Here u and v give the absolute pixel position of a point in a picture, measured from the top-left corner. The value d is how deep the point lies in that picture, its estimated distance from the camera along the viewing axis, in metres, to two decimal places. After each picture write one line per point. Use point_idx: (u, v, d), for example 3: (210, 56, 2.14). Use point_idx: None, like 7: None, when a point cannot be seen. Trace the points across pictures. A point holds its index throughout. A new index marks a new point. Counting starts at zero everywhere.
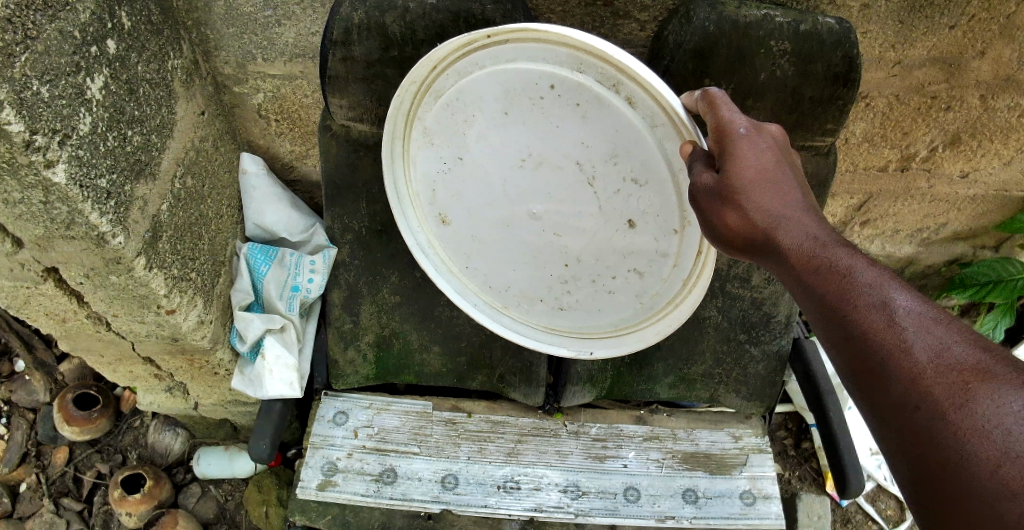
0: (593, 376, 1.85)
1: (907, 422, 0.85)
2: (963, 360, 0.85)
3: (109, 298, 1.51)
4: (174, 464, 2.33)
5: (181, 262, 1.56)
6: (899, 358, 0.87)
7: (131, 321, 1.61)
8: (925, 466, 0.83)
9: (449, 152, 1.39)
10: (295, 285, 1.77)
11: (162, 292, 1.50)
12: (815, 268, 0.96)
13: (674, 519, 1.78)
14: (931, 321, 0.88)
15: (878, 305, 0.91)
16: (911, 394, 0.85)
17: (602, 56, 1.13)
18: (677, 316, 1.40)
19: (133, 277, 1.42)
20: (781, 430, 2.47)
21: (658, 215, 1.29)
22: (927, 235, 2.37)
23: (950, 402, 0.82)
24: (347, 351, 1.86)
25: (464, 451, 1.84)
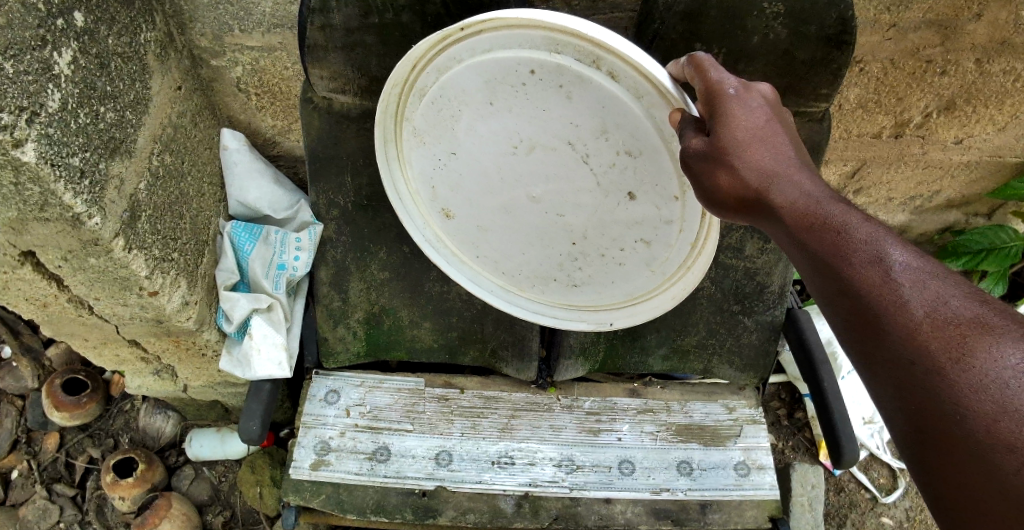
0: (586, 350, 1.84)
1: (906, 383, 0.83)
2: (961, 316, 0.82)
3: (88, 281, 1.47)
4: (167, 447, 2.31)
5: (162, 243, 1.52)
6: (895, 316, 0.85)
7: (114, 304, 1.57)
8: (923, 424, 0.81)
9: (441, 147, 1.35)
10: (281, 263, 1.74)
11: (143, 273, 1.47)
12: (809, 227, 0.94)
13: (668, 491, 1.78)
14: (928, 276, 0.87)
15: (874, 262, 0.89)
16: (908, 353, 0.83)
17: (577, 34, 1.08)
18: (692, 278, 1.40)
19: (112, 258, 1.39)
20: (775, 401, 2.47)
21: (656, 184, 1.25)
22: (920, 203, 2.35)
23: (949, 358, 0.80)
24: (337, 329, 1.83)
25: (457, 427, 1.83)
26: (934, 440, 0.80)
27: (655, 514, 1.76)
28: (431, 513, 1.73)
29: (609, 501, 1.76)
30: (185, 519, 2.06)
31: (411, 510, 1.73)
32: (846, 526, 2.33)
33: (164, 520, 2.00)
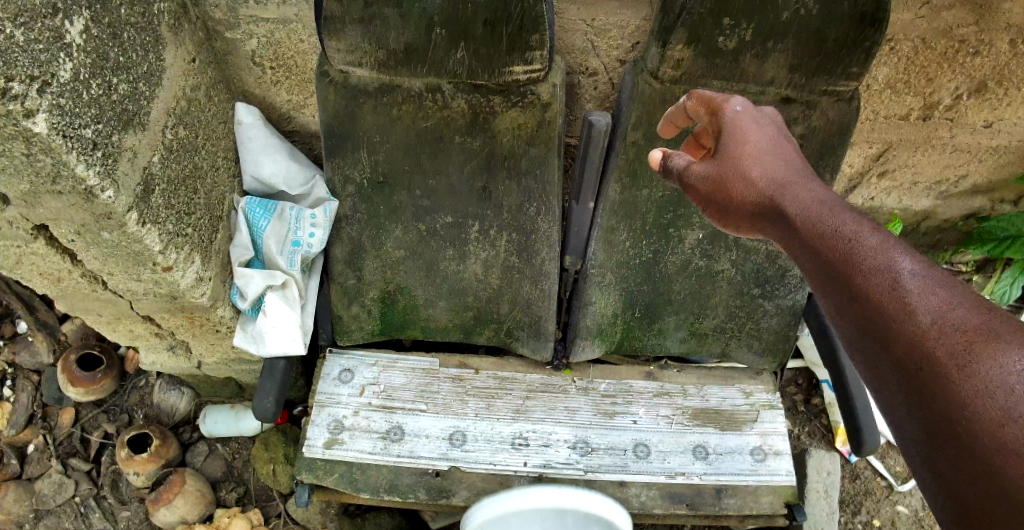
0: (602, 330, 1.83)
1: (913, 383, 0.87)
2: (968, 322, 0.84)
3: (103, 256, 1.47)
4: (180, 423, 2.30)
5: (176, 218, 1.51)
6: (902, 322, 0.89)
7: (128, 279, 1.56)
8: (931, 427, 0.84)
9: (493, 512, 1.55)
10: (296, 241, 1.71)
11: (157, 248, 1.45)
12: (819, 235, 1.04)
13: (684, 475, 1.76)
14: (938, 284, 0.90)
15: (883, 269, 0.94)
16: (912, 356, 0.87)
17: None
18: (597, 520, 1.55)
19: (125, 233, 1.37)
20: (791, 386, 2.42)
21: None
22: (946, 188, 2.27)
23: (953, 362, 0.82)
24: (352, 308, 1.83)
25: (471, 408, 1.81)
26: (941, 441, 0.82)
27: (670, 498, 1.73)
28: (444, 493, 1.71)
29: (623, 484, 1.74)
30: (198, 495, 2.07)
31: (424, 489, 1.71)
32: (861, 513, 2.27)
33: (178, 496, 2.01)
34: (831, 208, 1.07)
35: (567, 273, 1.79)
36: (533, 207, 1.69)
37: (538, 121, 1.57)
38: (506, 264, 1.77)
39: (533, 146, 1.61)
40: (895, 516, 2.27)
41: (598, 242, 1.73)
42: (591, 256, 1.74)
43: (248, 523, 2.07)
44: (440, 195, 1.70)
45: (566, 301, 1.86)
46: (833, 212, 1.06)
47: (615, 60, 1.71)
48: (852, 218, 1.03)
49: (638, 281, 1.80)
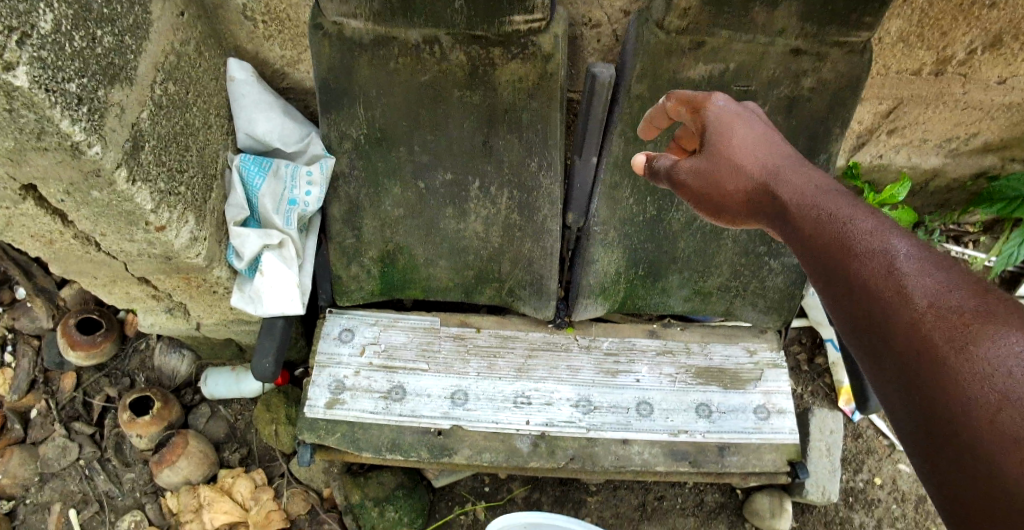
0: (605, 289, 1.80)
1: (909, 368, 0.84)
2: (964, 304, 0.83)
3: (94, 216, 1.43)
4: (182, 386, 2.30)
5: (167, 176, 1.47)
6: (898, 307, 0.87)
7: (121, 240, 1.53)
8: (926, 414, 0.80)
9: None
10: (292, 199, 1.67)
11: (149, 207, 1.42)
12: (814, 223, 1.05)
13: (687, 433, 1.75)
14: (933, 267, 0.89)
15: (878, 253, 0.94)
16: (909, 342, 0.84)
17: None
18: None
19: (115, 191, 1.33)
20: (795, 345, 2.41)
21: None
22: (956, 146, 2.22)
23: (949, 343, 0.80)
24: (351, 268, 1.80)
25: (473, 367, 1.80)
26: (938, 430, 0.79)
27: (672, 455, 1.73)
28: (446, 451, 1.70)
29: (626, 442, 1.73)
30: (201, 456, 2.07)
31: (427, 449, 1.71)
32: (863, 471, 2.28)
33: (181, 458, 2.02)
34: (826, 198, 1.08)
35: (570, 231, 1.80)
36: (535, 163, 1.65)
37: (539, 74, 1.52)
38: (507, 222, 1.74)
39: (534, 100, 1.57)
40: (896, 473, 2.29)
41: (601, 198, 1.69)
42: (593, 214, 1.71)
43: (251, 482, 2.08)
44: (439, 152, 1.66)
45: (569, 257, 1.86)
46: (828, 200, 1.07)
47: (619, 12, 1.66)
48: (848, 207, 1.04)
49: (642, 239, 1.76)
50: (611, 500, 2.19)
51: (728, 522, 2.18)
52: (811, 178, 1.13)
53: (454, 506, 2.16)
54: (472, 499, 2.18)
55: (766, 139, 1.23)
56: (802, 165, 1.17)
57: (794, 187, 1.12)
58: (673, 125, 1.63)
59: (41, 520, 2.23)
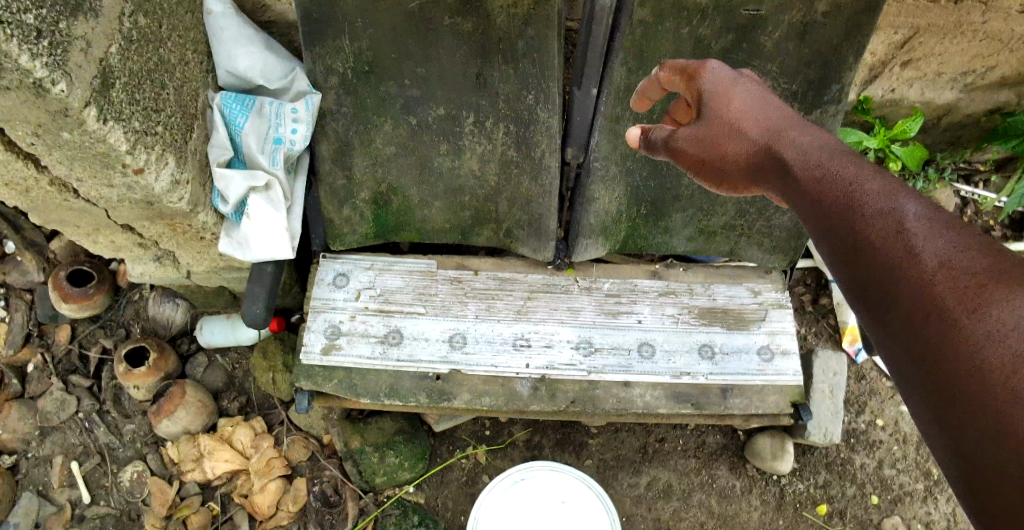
0: (607, 229, 1.75)
1: (917, 334, 0.76)
2: (979, 263, 0.75)
3: (67, 161, 1.37)
4: (178, 335, 2.27)
5: (142, 115, 1.39)
6: (905, 267, 0.80)
7: (99, 185, 1.47)
8: (933, 381, 0.73)
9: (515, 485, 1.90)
10: (278, 138, 1.60)
11: (124, 148, 1.34)
12: (819, 184, 0.99)
13: (689, 375, 1.72)
14: (946, 226, 0.82)
15: (885, 213, 0.87)
16: (915, 304, 0.77)
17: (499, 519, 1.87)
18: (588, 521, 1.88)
19: (86, 132, 1.26)
20: (799, 286, 2.37)
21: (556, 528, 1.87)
22: (972, 80, 2.13)
23: (961, 305, 0.73)
24: (343, 210, 1.74)
25: (471, 310, 1.76)
26: (947, 400, 0.71)
27: (674, 398, 1.71)
28: (445, 396, 1.68)
29: (628, 385, 1.71)
30: (200, 405, 2.06)
31: (425, 394, 1.68)
32: (865, 413, 2.26)
33: (179, 408, 2.00)
34: (831, 157, 1.02)
35: (568, 167, 1.72)
36: (532, 95, 1.57)
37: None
38: (504, 159, 1.68)
39: (530, 28, 1.48)
40: (899, 415, 2.28)
41: (602, 133, 1.61)
42: (594, 148, 1.63)
43: (251, 430, 2.08)
44: (431, 86, 1.58)
45: (568, 196, 1.77)
46: (834, 159, 1.01)
47: None
48: (855, 165, 0.98)
49: (644, 176, 1.70)
50: (612, 441, 2.19)
51: (730, 463, 2.18)
52: (816, 138, 1.08)
53: (455, 451, 2.16)
54: (473, 442, 2.18)
55: (766, 104, 1.18)
56: (805, 127, 1.12)
57: (796, 148, 1.07)
58: (677, 54, 1.54)
59: (44, 473, 2.22)
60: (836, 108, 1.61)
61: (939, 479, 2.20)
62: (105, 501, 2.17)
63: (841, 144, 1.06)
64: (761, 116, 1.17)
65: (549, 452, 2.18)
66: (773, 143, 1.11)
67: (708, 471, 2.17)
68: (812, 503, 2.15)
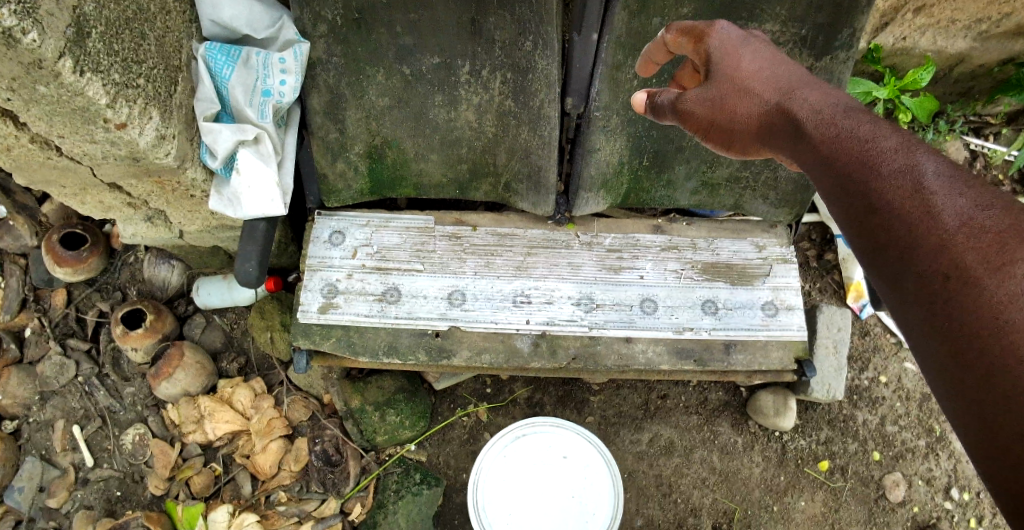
0: (607, 182, 1.72)
1: (936, 292, 0.80)
2: (998, 223, 0.80)
3: (46, 116, 1.29)
4: (174, 297, 2.24)
5: (122, 66, 1.32)
6: (928, 226, 0.84)
7: (81, 142, 1.39)
8: (954, 336, 0.77)
9: (516, 444, 1.90)
10: (266, 90, 1.55)
11: (104, 101, 1.28)
12: (832, 144, 1.02)
13: (692, 331, 1.70)
14: (962, 186, 0.86)
15: (903, 172, 0.91)
16: (939, 262, 0.81)
17: (500, 482, 1.88)
18: (593, 482, 1.89)
19: (63, 84, 1.20)
20: (804, 242, 2.33)
21: (558, 489, 1.88)
22: (986, 27, 2.06)
23: (984, 265, 0.77)
24: (336, 165, 1.69)
25: (470, 266, 1.73)
26: (968, 353, 0.75)
27: (677, 353, 1.68)
28: (445, 353, 1.66)
29: (629, 341, 1.68)
30: (199, 367, 2.05)
31: (424, 351, 1.66)
32: (869, 369, 2.25)
33: (178, 369, 1.99)
34: (844, 117, 1.05)
35: (568, 118, 1.64)
36: (530, 42, 1.50)
37: None
38: (501, 109, 1.62)
39: None
40: (902, 371, 2.26)
41: (603, 81, 1.55)
42: (595, 97, 1.57)
43: (251, 391, 2.08)
44: (425, 33, 1.52)
45: (567, 148, 1.71)
46: (848, 119, 1.03)
47: None
48: (868, 124, 1.01)
49: (647, 127, 1.64)
50: (614, 398, 2.18)
51: (732, 420, 2.17)
52: (827, 97, 1.10)
53: (456, 409, 2.16)
54: (474, 400, 2.18)
55: (775, 64, 1.19)
56: (815, 86, 1.14)
57: (809, 108, 1.09)
58: None
59: (46, 438, 2.21)
60: (846, 55, 1.56)
61: (941, 435, 2.20)
62: (107, 465, 2.17)
63: (851, 103, 1.09)
64: (770, 76, 1.18)
65: (550, 409, 2.18)
66: (785, 103, 1.13)
67: (710, 428, 2.16)
68: (814, 459, 2.15)
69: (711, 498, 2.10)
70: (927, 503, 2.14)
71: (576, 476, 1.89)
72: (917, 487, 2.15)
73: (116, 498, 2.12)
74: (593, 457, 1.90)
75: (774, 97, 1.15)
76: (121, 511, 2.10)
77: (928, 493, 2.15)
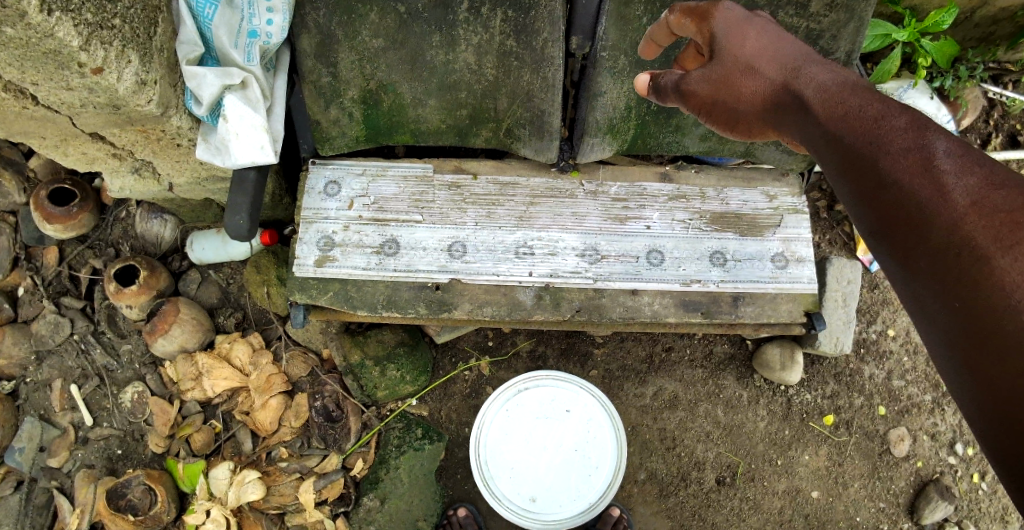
0: (614, 126, 1.64)
1: (948, 275, 0.76)
2: (1010, 201, 0.74)
3: (16, 61, 1.22)
4: (169, 253, 2.19)
5: (95, 5, 1.23)
6: (937, 207, 0.79)
7: (56, 88, 1.32)
8: (967, 318, 0.73)
9: (518, 395, 1.87)
10: (252, 31, 1.46)
11: (76, 44, 1.19)
12: (838, 123, 0.96)
13: (700, 283, 1.65)
14: (974, 163, 0.80)
15: (912, 150, 0.85)
16: (949, 243, 0.76)
17: (501, 435, 1.86)
18: (596, 433, 1.87)
19: (30, 25, 1.11)
20: (815, 192, 2.27)
21: (561, 442, 1.86)
22: None
23: (997, 244, 0.72)
24: (329, 111, 1.62)
25: (470, 216, 1.67)
26: (978, 337, 0.72)
27: (684, 306, 1.64)
28: (445, 307, 1.61)
29: (635, 293, 1.64)
30: (195, 323, 2.00)
31: (424, 304, 1.61)
32: (877, 322, 2.20)
33: (174, 326, 1.95)
34: (851, 95, 0.99)
35: (573, 59, 1.56)
36: None
37: None
38: (502, 49, 1.54)
39: None
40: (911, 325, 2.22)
41: (610, 18, 1.48)
42: (601, 35, 1.51)
43: (249, 346, 2.03)
44: None
45: (572, 93, 1.64)
46: (855, 97, 0.97)
47: None
48: (876, 101, 0.95)
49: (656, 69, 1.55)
50: (618, 351, 2.15)
51: (737, 373, 2.14)
52: (833, 75, 1.04)
53: (458, 363, 2.13)
54: (476, 353, 2.15)
55: (780, 41, 1.13)
56: (821, 64, 1.08)
57: (814, 86, 1.03)
58: None
59: (45, 397, 2.18)
60: None
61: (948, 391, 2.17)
62: (107, 423, 2.15)
63: (859, 80, 1.03)
64: (773, 54, 1.11)
65: (553, 362, 2.15)
66: (789, 82, 1.07)
67: (714, 381, 2.14)
68: (818, 413, 2.13)
69: (715, 452, 2.09)
70: (931, 458, 2.12)
71: (579, 428, 1.87)
72: (922, 442, 2.13)
73: (117, 456, 2.11)
74: (597, 407, 1.88)
75: (779, 75, 1.08)
76: (122, 469, 2.09)
77: (933, 448, 2.13)
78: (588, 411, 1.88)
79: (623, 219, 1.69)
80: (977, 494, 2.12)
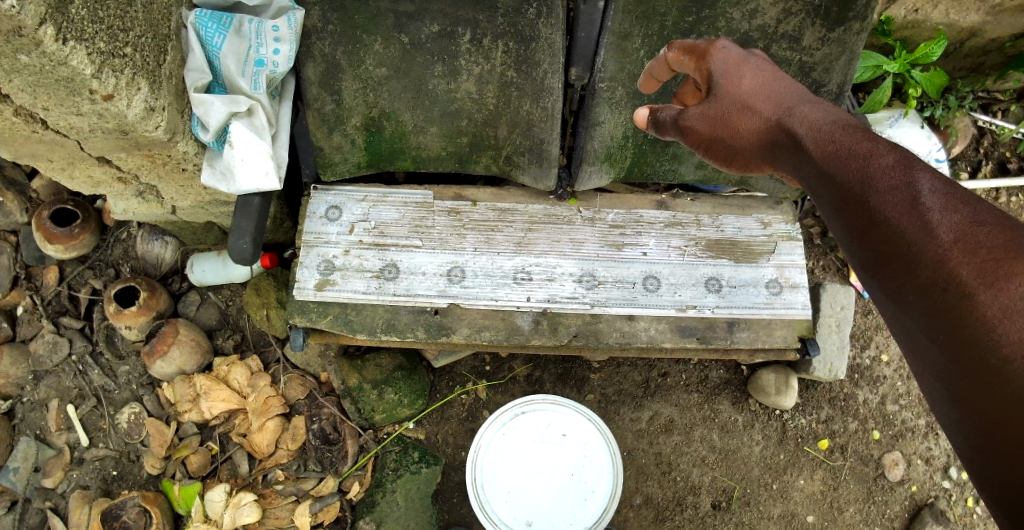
0: (611, 154, 1.68)
1: (935, 310, 0.78)
2: (993, 238, 0.77)
3: (29, 87, 1.24)
4: (169, 274, 2.21)
5: (108, 34, 1.25)
6: (924, 243, 0.81)
7: (67, 114, 1.35)
8: (954, 351, 0.75)
9: (517, 416, 1.88)
10: (259, 60, 1.50)
11: (89, 72, 1.22)
12: (831, 161, 0.99)
13: (695, 309, 1.67)
14: (959, 201, 0.83)
15: (899, 187, 0.88)
16: (934, 279, 0.79)
17: (498, 458, 1.86)
18: (592, 455, 1.88)
19: (45, 52, 1.13)
20: (809, 218, 2.30)
21: (557, 465, 1.87)
22: None
23: (978, 279, 0.75)
24: (333, 138, 1.65)
25: (469, 242, 1.69)
26: (965, 370, 0.74)
27: (680, 332, 1.65)
28: (444, 331, 1.63)
29: (632, 319, 1.66)
30: (194, 344, 2.01)
31: (423, 328, 1.63)
32: (870, 347, 2.23)
33: (173, 347, 1.95)
34: (843, 134, 1.01)
35: (572, 89, 1.60)
36: (533, 9, 1.47)
37: None
38: (503, 79, 1.58)
39: None
40: None
41: (609, 50, 1.52)
42: (600, 68, 1.54)
43: (247, 369, 2.05)
44: None
45: (570, 121, 1.67)
46: (846, 135, 1.00)
47: None
48: (867, 139, 0.98)
49: (653, 99, 1.58)
50: (615, 376, 2.17)
51: (732, 398, 2.16)
52: (826, 114, 1.08)
53: (455, 386, 2.15)
54: (473, 378, 2.16)
55: (775, 82, 1.17)
56: (815, 104, 1.11)
57: (808, 124, 1.06)
58: None
59: (41, 417, 2.18)
60: (862, 26, 1.54)
61: None
62: (103, 444, 2.14)
63: (851, 120, 1.07)
64: (769, 93, 1.15)
65: (550, 386, 2.16)
66: (784, 120, 1.10)
67: (710, 406, 2.15)
68: (813, 438, 2.15)
69: (710, 476, 2.10)
70: (925, 482, 2.14)
71: (576, 450, 1.88)
72: (916, 466, 2.15)
73: (111, 478, 2.10)
74: (594, 430, 1.89)
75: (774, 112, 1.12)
76: (117, 490, 2.08)
77: (927, 473, 2.15)
78: (585, 433, 1.89)
79: (620, 244, 1.71)
80: (971, 518, 2.13)
